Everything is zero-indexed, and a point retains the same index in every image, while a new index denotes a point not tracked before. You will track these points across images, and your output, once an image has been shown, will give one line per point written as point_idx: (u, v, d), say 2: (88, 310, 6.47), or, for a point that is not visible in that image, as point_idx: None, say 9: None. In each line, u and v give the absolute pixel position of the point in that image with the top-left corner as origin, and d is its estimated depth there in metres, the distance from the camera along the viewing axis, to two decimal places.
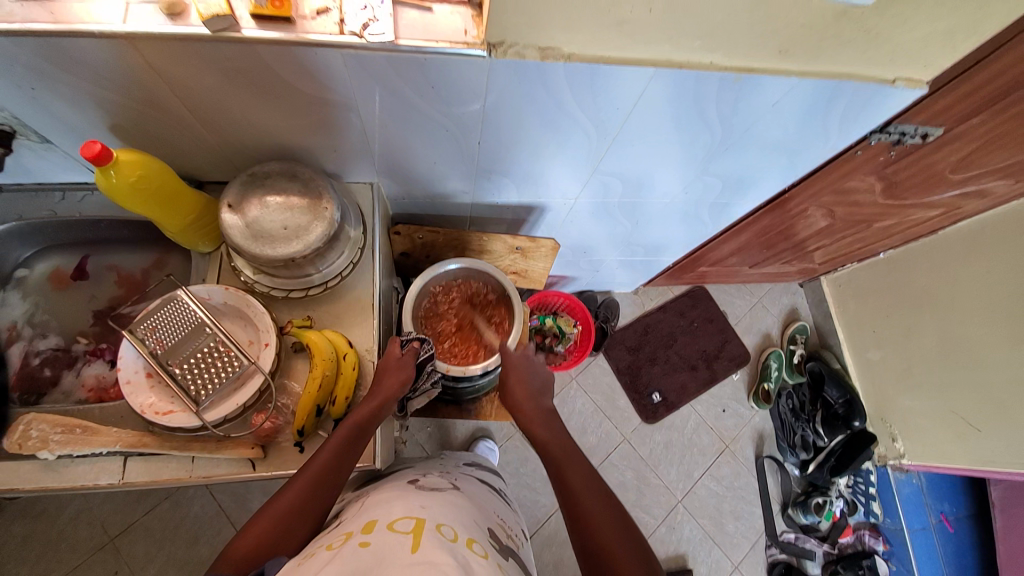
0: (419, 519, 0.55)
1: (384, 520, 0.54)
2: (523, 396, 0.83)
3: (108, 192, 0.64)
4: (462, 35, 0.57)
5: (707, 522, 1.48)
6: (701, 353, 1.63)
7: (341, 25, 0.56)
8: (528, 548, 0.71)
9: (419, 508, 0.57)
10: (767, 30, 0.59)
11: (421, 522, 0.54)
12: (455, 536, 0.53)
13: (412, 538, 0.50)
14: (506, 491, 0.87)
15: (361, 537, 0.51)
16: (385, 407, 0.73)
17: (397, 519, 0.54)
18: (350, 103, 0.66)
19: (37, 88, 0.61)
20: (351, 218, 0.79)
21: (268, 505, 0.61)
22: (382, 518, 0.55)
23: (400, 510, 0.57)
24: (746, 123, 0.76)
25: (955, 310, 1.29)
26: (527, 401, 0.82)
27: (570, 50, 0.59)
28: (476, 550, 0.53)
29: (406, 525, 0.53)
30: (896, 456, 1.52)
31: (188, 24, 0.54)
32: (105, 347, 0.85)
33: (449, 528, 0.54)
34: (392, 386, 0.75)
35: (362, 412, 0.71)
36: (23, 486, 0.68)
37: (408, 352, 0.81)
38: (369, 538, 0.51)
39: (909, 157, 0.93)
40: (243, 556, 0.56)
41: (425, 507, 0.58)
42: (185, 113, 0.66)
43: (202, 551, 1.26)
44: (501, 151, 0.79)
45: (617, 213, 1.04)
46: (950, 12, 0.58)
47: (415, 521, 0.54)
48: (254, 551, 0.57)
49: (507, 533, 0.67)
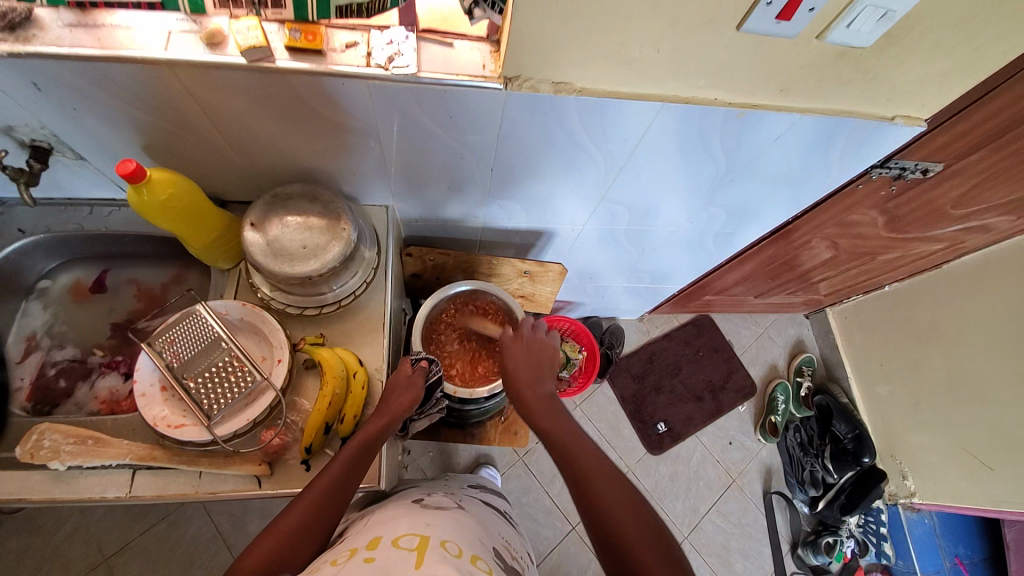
0: (423, 535, 0.54)
1: (388, 537, 0.54)
2: (535, 392, 0.78)
3: (139, 209, 0.67)
4: (480, 69, 0.61)
5: (714, 559, 1.44)
6: (707, 383, 1.62)
7: (368, 58, 0.60)
8: (534, 570, 0.70)
9: (423, 525, 0.57)
10: (769, 69, 0.62)
11: (425, 539, 0.54)
12: (459, 552, 0.53)
13: (417, 554, 0.50)
14: (511, 513, 0.86)
15: (366, 553, 0.51)
16: (391, 428, 0.73)
17: (401, 536, 0.54)
18: (371, 129, 0.69)
19: (78, 109, 0.64)
20: (366, 239, 0.81)
21: (273, 525, 0.61)
22: (387, 535, 0.55)
23: (404, 527, 0.57)
24: (749, 156, 0.79)
25: (963, 343, 1.29)
26: (528, 389, 0.78)
27: (582, 84, 0.63)
28: (481, 567, 0.52)
29: (410, 542, 0.53)
30: (907, 495, 1.49)
31: (226, 53, 0.58)
32: (119, 360, 0.87)
33: (453, 544, 0.54)
34: (401, 408, 0.75)
35: (368, 433, 0.71)
36: (30, 496, 0.69)
37: (417, 371, 0.81)
38: (373, 555, 0.51)
39: (909, 192, 0.95)
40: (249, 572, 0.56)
41: (430, 524, 0.58)
42: (215, 136, 0.70)
43: (197, 574, 1.24)
44: (512, 178, 0.82)
45: (624, 241, 1.07)
46: (943, 54, 0.61)
47: (419, 538, 0.54)
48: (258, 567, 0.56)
49: (511, 553, 0.67)
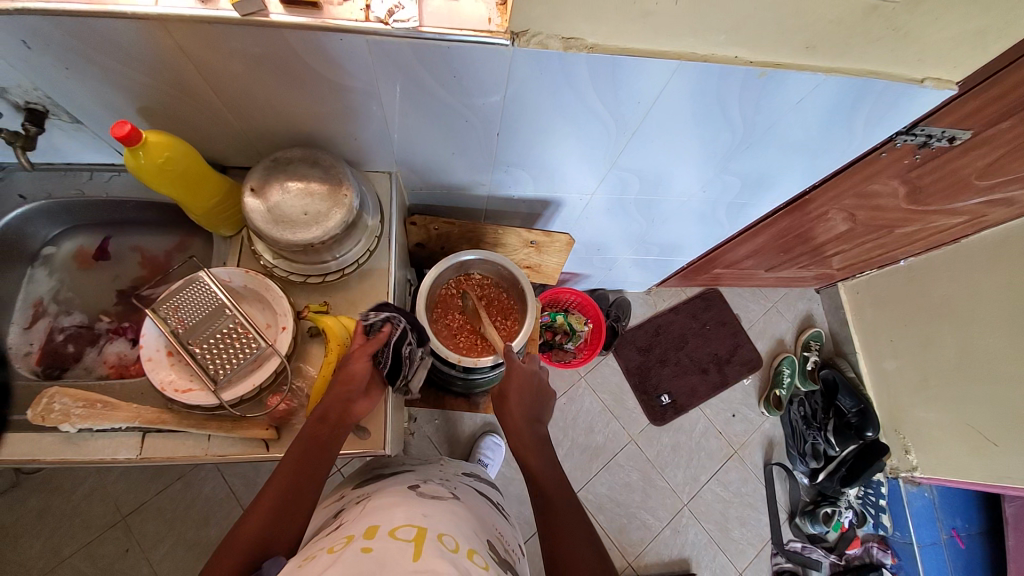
0: (420, 527, 0.54)
1: (385, 527, 0.54)
2: (526, 429, 0.78)
3: (137, 172, 0.66)
4: (486, 24, 0.58)
5: (713, 527, 1.47)
6: (713, 356, 1.62)
7: (367, 11, 0.57)
8: (524, 563, 0.70)
9: (420, 516, 0.57)
10: (794, 26, 0.58)
11: (423, 531, 0.54)
12: (456, 547, 0.53)
13: (414, 546, 0.50)
14: (503, 503, 0.86)
15: (363, 542, 0.51)
16: (351, 403, 0.69)
17: (398, 527, 0.54)
18: (370, 90, 0.66)
19: (70, 69, 0.62)
20: (370, 207, 0.79)
21: (229, 540, 0.57)
22: (384, 524, 0.55)
23: (401, 517, 0.56)
24: (768, 122, 0.75)
25: (976, 320, 1.27)
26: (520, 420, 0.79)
27: (593, 41, 0.59)
28: (477, 562, 0.53)
29: (408, 533, 0.53)
30: (908, 468, 1.51)
31: (218, 7, 0.55)
32: (126, 326, 0.88)
33: (450, 539, 0.54)
34: (361, 375, 0.69)
35: (315, 424, 0.66)
36: (45, 457, 0.70)
37: (371, 343, 0.72)
38: (371, 544, 0.50)
39: (933, 161, 0.91)
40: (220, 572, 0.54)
41: (426, 515, 0.58)
42: (213, 98, 0.68)
43: (211, 532, 1.29)
44: (519, 143, 0.79)
45: (633, 211, 1.04)
46: (982, 11, 0.56)
47: (417, 530, 0.54)
48: None
49: (504, 548, 0.67)
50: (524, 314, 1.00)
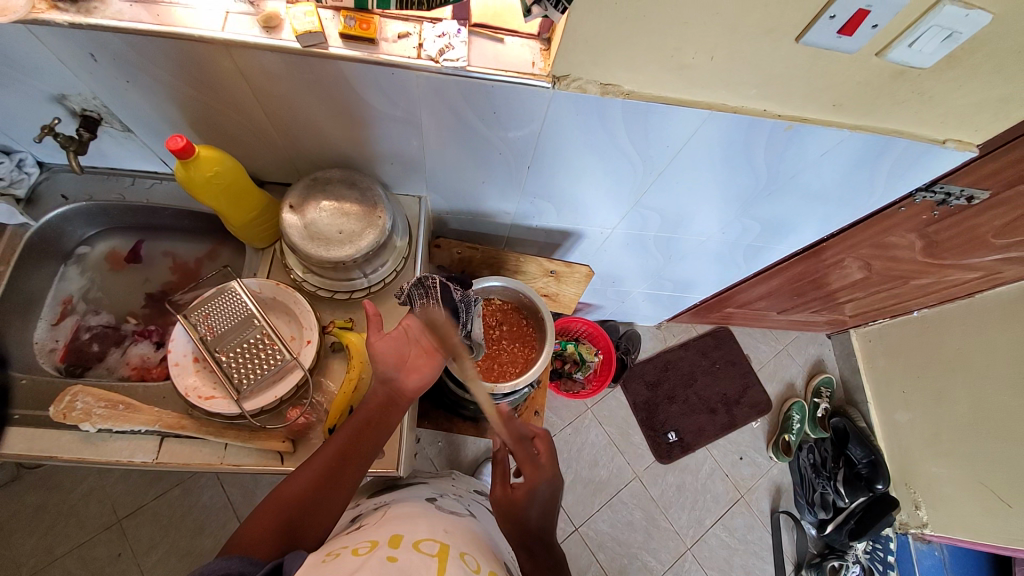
0: (443, 543, 0.54)
1: (409, 538, 0.54)
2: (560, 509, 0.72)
3: (185, 183, 0.68)
4: (529, 67, 0.61)
5: (716, 574, 1.43)
6: (721, 396, 1.61)
7: (419, 50, 0.60)
8: None
9: (442, 532, 0.57)
10: (821, 85, 0.61)
11: (445, 548, 0.53)
12: (478, 567, 0.53)
13: (438, 562, 0.50)
14: None
15: (389, 550, 0.50)
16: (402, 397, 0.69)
17: (421, 540, 0.54)
18: (413, 121, 0.70)
19: (132, 82, 0.66)
20: (400, 228, 0.82)
21: (276, 492, 0.62)
22: (407, 535, 0.54)
23: (424, 530, 0.56)
24: (790, 172, 0.78)
25: (991, 376, 1.26)
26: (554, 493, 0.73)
27: (629, 87, 0.63)
28: None
29: (431, 547, 0.52)
30: (919, 525, 1.47)
31: (281, 38, 0.58)
32: (152, 329, 0.90)
33: (472, 558, 0.54)
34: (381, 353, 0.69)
35: (370, 408, 0.68)
36: (62, 455, 0.71)
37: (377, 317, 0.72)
38: (397, 554, 0.49)
39: (951, 218, 0.93)
40: (252, 541, 0.57)
41: (448, 532, 0.58)
42: (261, 117, 0.71)
43: (206, 542, 1.27)
44: (548, 177, 0.82)
45: (651, 247, 1.06)
46: (1004, 81, 0.59)
47: (439, 545, 0.53)
48: (263, 535, 0.58)
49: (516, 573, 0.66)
50: (542, 344, 1.01)
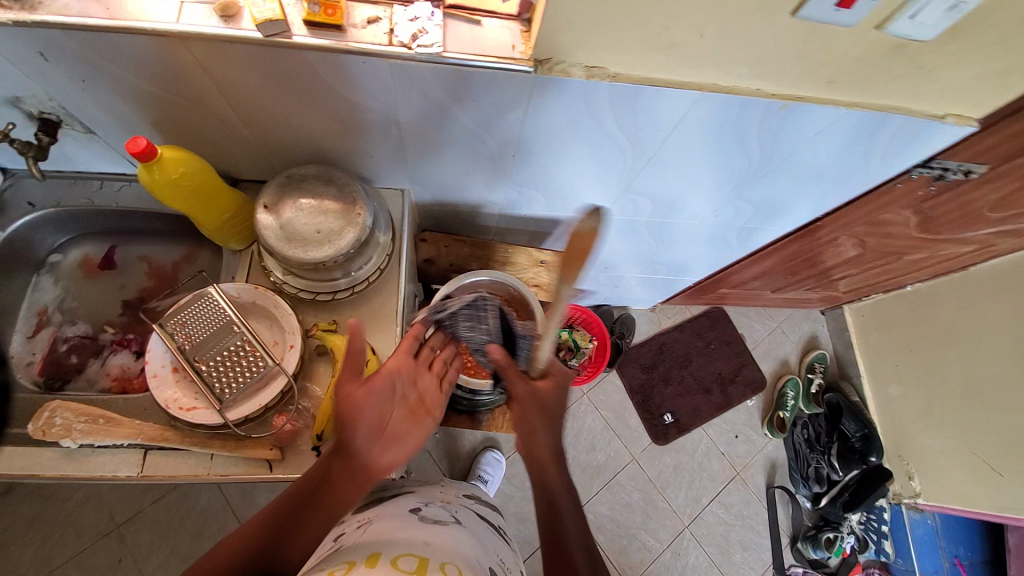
0: (422, 557, 0.53)
1: (387, 555, 0.52)
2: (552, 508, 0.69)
3: (150, 187, 0.65)
4: (509, 51, 0.57)
5: (714, 550, 1.45)
6: (717, 376, 1.61)
7: (391, 36, 0.56)
8: None
9: (422, 545, 0.56)
10: (818, 61, 0.58)
11: (425, 562, 0.52)
12: None
13: None
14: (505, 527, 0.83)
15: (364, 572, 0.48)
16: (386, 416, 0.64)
17: (400, 556, 0.52)
18: (389, 112, 0.66)
19: (86, 81, 0.62)
20: (382, 224, 0.78)
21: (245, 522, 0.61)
22: (385, 552, 0.52)
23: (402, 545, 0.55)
24: (784, 152, 0.75)
25: (983, 349, 1.26)
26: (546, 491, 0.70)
27: (616, 70, 0.59)
28: None
29: (410, 564, 0.51)
30: (912, 495, 1.49)
31: (241, 27, 0.54)
32: (131, 338, 0.87)
33: (453, 569, 0.52)
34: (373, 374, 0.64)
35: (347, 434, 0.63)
36: (43, 472, 0.68)
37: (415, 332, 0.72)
38: None
39: (948, 193, 0.91)
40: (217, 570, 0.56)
41: (428, 543, 0.56)
42: (229, 113, 0.67)
43: (206, 544, 1.26)
44: (534, 165, 0.79)
45: (643, 232, 1.03)
46: (1007, 52, 0.56)
47: (418, 560, 0.52)
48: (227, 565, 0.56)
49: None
50: None
